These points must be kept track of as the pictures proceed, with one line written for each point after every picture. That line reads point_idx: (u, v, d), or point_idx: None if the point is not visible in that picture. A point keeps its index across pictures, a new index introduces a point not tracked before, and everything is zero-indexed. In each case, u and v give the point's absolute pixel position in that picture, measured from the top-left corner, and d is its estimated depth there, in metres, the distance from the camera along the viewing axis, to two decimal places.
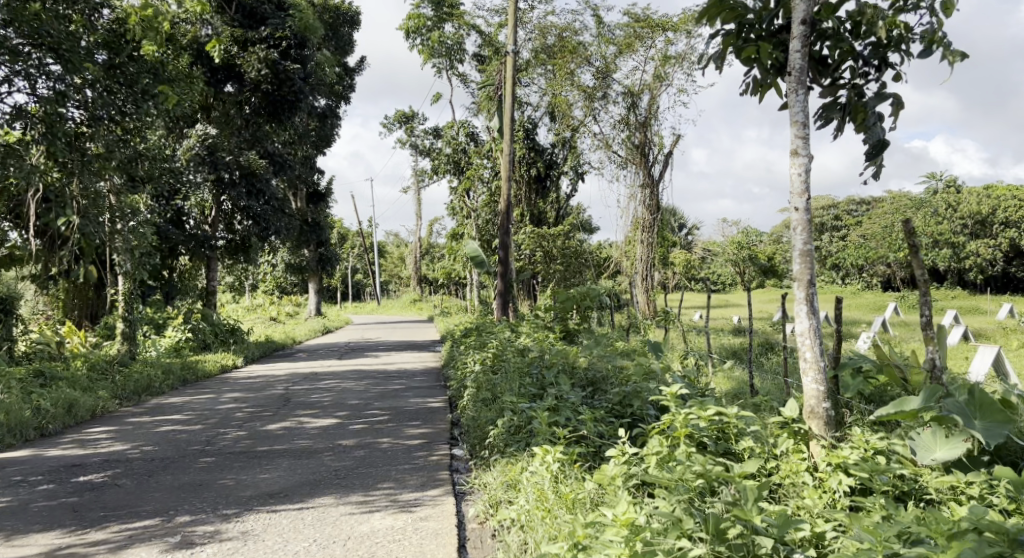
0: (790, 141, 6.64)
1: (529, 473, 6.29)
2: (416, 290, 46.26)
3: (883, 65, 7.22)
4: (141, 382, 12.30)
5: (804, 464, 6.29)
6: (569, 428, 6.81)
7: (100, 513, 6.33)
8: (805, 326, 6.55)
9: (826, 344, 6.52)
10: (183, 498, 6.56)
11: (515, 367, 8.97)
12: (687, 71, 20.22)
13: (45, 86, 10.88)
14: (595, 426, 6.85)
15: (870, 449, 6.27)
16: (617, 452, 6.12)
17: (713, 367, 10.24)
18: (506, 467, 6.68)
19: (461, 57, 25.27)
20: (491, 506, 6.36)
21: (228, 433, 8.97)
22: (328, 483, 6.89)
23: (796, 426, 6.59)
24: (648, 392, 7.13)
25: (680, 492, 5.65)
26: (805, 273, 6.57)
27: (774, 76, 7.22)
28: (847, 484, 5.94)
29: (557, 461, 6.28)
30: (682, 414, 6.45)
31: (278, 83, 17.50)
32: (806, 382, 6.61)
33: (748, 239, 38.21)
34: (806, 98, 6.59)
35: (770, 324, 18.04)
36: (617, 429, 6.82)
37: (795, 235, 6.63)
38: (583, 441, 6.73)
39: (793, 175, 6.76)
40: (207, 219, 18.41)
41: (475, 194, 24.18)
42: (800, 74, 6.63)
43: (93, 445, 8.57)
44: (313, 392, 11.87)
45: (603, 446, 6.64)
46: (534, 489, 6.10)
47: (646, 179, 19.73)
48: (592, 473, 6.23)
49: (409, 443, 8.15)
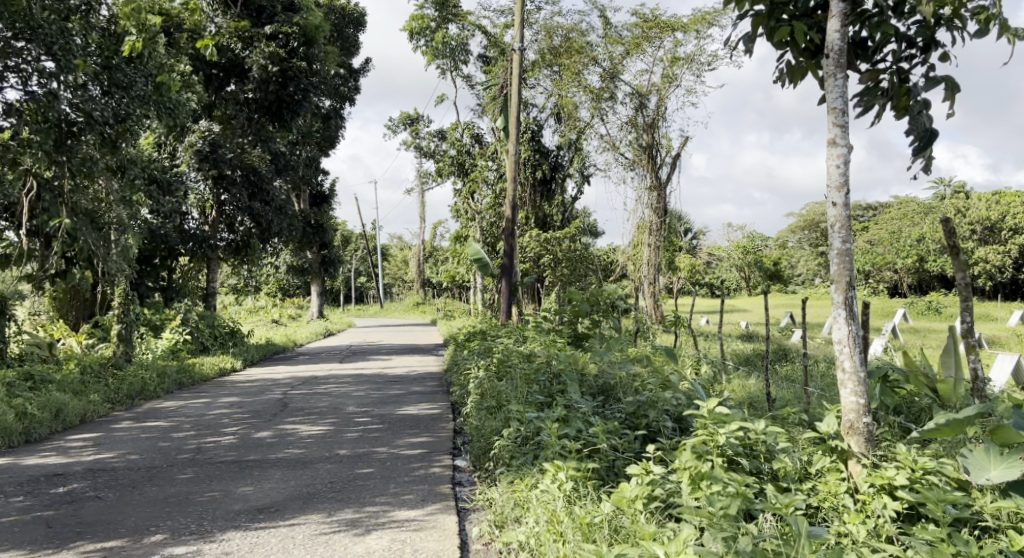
0: (827, 132, 6.22)
1: (540, 493, 5.91)
2: (419, 293, 45.92)
3: (929, 47, 6.80)
4: (135, 386, 11.96)
5: (842, 485, 5.88)
6: (582, 441, 6.42)
7: (75, 529, 5.96)
8: (844, 333, 6.11)
9: (866, 352, 6.10)
10: (166, 513, 6.19)
11: (521, 374, 8.56)
12: (696, 72, 19.87)
13: (38, 84, 10.47)
14: (610, 439, 6.46)
15: (919, 470, 5.80)
16: (638, 471, 5.75)
17: (726, 375, 9.87)
18: (513, 483, 6.29)
19: (466, 59, 24.91)
20: (498, 526, 5.97)
21: (219, 441, 8.60)
22: (322, 497, 6.51)
23: (834, 444, 6.14)
24: (667, 405, 6.74)
25: (711, 518, 5.29)
26: (843, 275, 6.15)
27: (807, 62, 6.82)
28: (893, 510, 5.57)
29: (570, 479, 5.95)
30: (711, 430, 6.07)
31: (284, 81, 17.14)
32: (844, 395, 6.17)
33: (754, 244, 37.85)
34: (845, 84, 6.19)
35: (780, 330, 17.69)
36: (632, 443, 6.40)
37: (833, 233, 6.20)
38: (596, 456, 6.33)
39: (830, 167, 6.36)
40: (208, 220, 18.02)
41: (479, 197, 23.84)
42: (840, 57, 6.22)
43: (77, 454, 8.21)
44: (311, 397, 11.51)
45: (618, 461, 6.26)
46: (546, 510, 5.73)
47: (653, 182, 19.39)
48: (608, 494, 5.88)
49: (408, 453, 7.78)
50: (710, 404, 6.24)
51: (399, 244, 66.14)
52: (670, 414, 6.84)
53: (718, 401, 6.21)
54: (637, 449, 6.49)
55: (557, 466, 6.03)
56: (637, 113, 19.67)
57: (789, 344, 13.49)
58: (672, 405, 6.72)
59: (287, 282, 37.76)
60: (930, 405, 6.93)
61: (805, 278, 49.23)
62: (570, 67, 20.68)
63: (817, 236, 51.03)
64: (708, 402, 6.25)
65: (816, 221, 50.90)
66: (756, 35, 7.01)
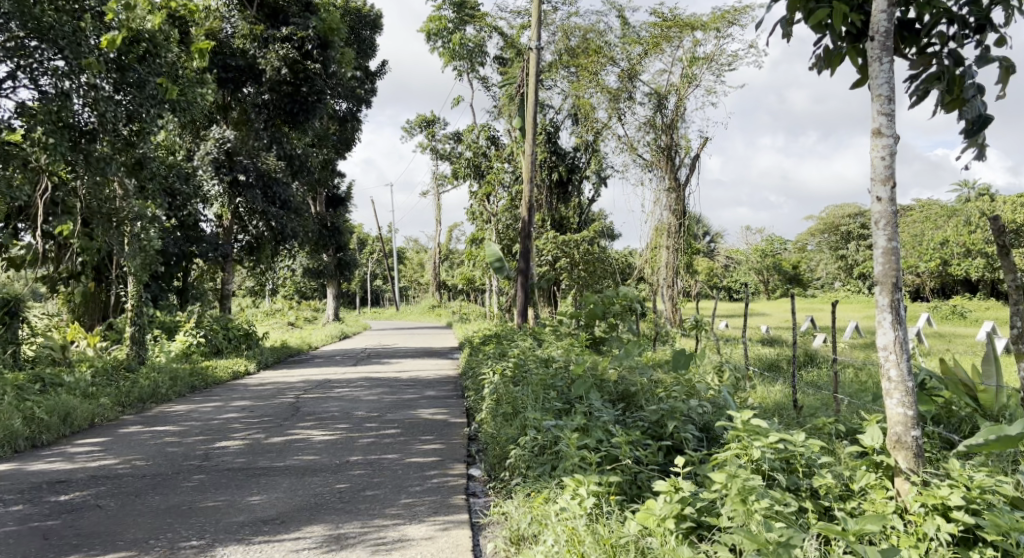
0: (872, 121, 5.90)
1: (559, 509, 5.67)
2: (435, 296, 45.66)
3: (982, 29, 6.51)
4: (146, 389, 11.76)
5: (889, 504, 5.61)
6: (604, 452, 6.14)
7: (72, 541, 5.73)
8: (890, 338, 5.79)
9: (913, 359, 5.78)
10: (167, 524, 5.94)
11: (538, 379, 8.29)
12: (716, 72, 19.55)
13: (48, 83, 10.25)
14: (632, 449, 6.19)
15: (974, 489, 5.48)
16: (666, 487, 5.50)
17: (749, 381, 9.55)
18: (530, 497, 6.04)
19: (482, 60, 24.67)
20: (514, 542, 5.72)
21: (227, 447, 8.38)
22: (330, 508, 6.26)
23: (879, 458, 5.84)
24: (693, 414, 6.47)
25: (747, 541, 5.05)
26: (889, 276, 5.82)
27: (848, 48, 6.54)
28: (947, 532, 5.32)
29: (592, 494, 5.69)
30: (747, 442, 5.81)
31: (298, 84, 16.87)
32: (889, 405, 5.85)
33: (773, 248, 37.43)
34: (891, 68, 5.88)
35: (803, 335, 17.32)
36: (656, 455, 6.12)
37: (877, 231, 5.89)
38: (618, 468, 6.05)
39: (873, 160, 6.05)
40: (221, 222, 17.87)
41: (495, 199, 23.59)
42: (886, 39, 5.91)
43: (82, 460, 7.98)
44: (324, 401, 11.29)
45: (641, 473, 6.00)
46: (566, 527, 5.48)
47: (672, 183, 19.08)
48: (633, 512, 5.62)
49: (420, 461, 7.53)
50: (745, 415, 5.96)
51: (415, 248, 65.93)
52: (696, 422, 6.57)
53: (753, 412, 5.95)
54: (664, 462, 6.22)
55: (578, 481, 5.78)
56: (656, 114, 19.35)
57: (813, 349, 13.15)
58: (700, 415, 6.45)
59: (303, 284, 37.66)
60: (969, 414, 6.66)
61: (824, 282, 48.73)
62: (588, 68, 20.35)
63: (836, 239, 50.47)
64: (742, 412, 5.97)
65: (836, 224, 50.30)
66: (793, 21, 6.73)
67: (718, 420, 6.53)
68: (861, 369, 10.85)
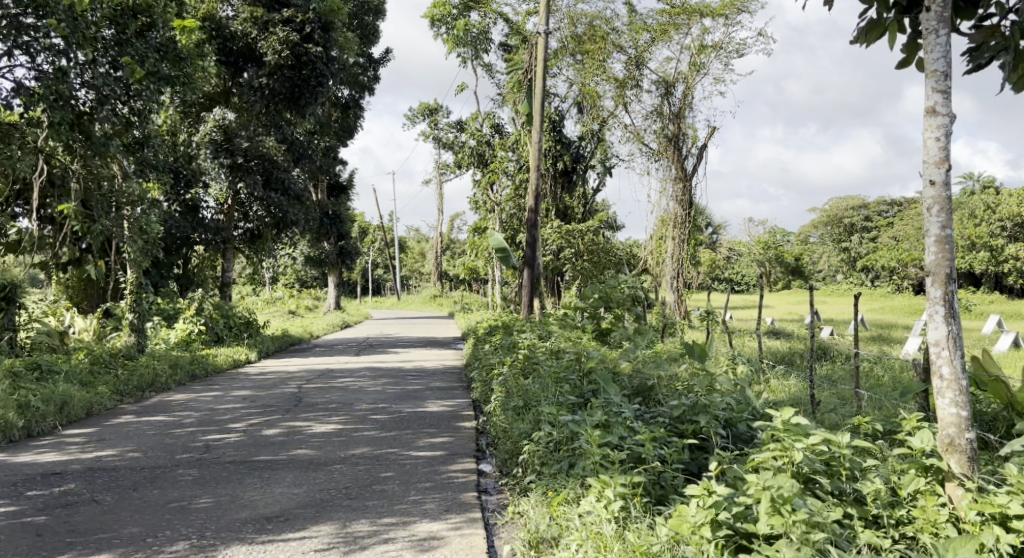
0: (927, 98, 5.64)
1: (584, 512, 5.45)
2: (436, 285, 45.45)
3: None
4: (145, 378, 11.55)
5: (942, 513, 5.37)
6: (626, 451, 5.92)
7: (65, 539, 5.50)
8: (942, 334, 5.59)
9: (967, 356, 5.57)
10: (165, 521, 5.72)
11: (550, 372, 8.08)
12: (724, 60, 19.27)
13: (45, 61, 10.01)
14: (656, 447, 5.96)
15: None
16: (699, 490, 5.25)
17: (764, 375, 9.32)
18: (549, 497, 5.84)
19: (487, 48, 24.39)
20: (533, 545, 5.50)
21: (227, 438, 8.15)
22: (336, 505, 6.04)
23: (929, 460, 5.64)
24: (720, 410, 6.24)
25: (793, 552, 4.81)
26: (943, 266, 5.60)
27: (900, 22, 6.29)
28: (1009, 544, 5.05)
29: (618, 496, 5.47)
30: (790, 442, 5.52)
31: (299, 67, 16.56)
32: (941, 404, 5.66)
33: (775, 240, 37.21)
34: (947, 42, 5.63)
35: (808, 329, 17.09)
36: (682, 453, 5.89)
37: (931, 218, 5.65)
38: (641, 467, 5.84)
39: (926, 140, 5.80)
40: (223, 208, 17.65)
41: (498, 188, 23.33)
42: (943, 10, 5.65)
43: (78, 451, 7.77)
44: (327, 391, 11.06)
45: (666, 473, 5.78)
46: (591, 534, 5.26)
47: (679, 173, 18.82)
48: (663, 517, 5.38)
49: (428, 455, 7.31)
50: (788, 415, 5.67)
51: (416, 237, 65.81)
52: (721, 419, 6.35)
53: (795, 412, 5.67)
54: (689, 462, 6.00)
55: (603, 483, 5.55)
56: (663, 102, 19.07)
57: (824, 343, 12.90)
58: (727, 413, 6.22)
59: (304, 272, 37.49)
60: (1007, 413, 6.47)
61: (827, 274, 48.54)
62: (594, 55, 20.10)
63: (840, 232, 50.10)
64: (784, 412, 5.69)
65: (840, 216, 49.90)
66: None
67: (744, 419, 6.30)
68: (875, 364, 10.61)
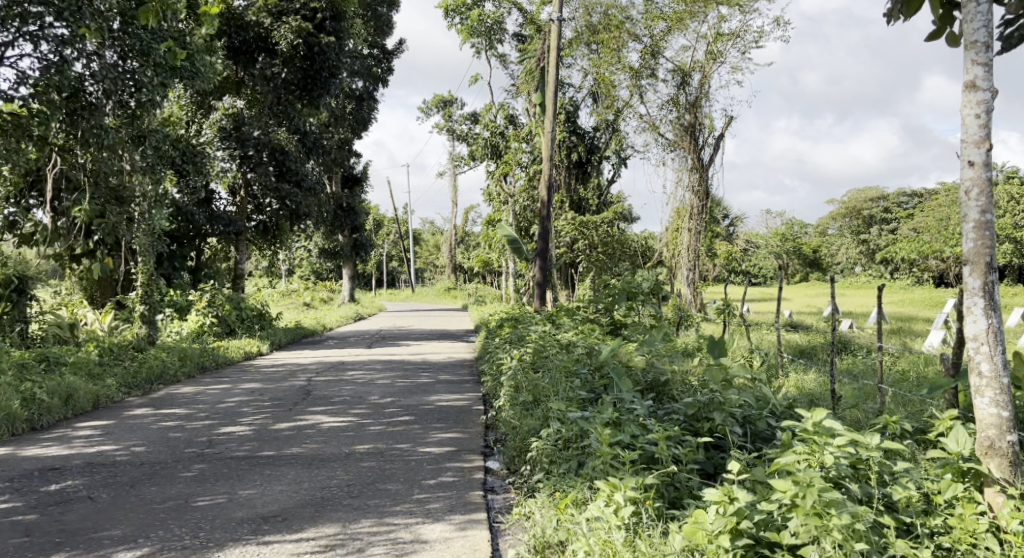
0: (967, 73, 5.39)
1: (592, 516, 5.22)
2: (451, 277, 45.24)
3: None
4: (153, 370, 11.39)
5: (981, 523, 5.14)
6: (639, 451, 5.68)
7: (56, 539, 5.32)
8: (982, 328, 5.34)
9: (1008, 351, 5.31)
10: (160, 521, 5.53)
11: (561, 366, 7.86)
12: (741, 48, 18.93)
13: (50, 50, 9.81)
14: (671, 447, 5.72)
15: None
16: (718, 497, 4.98)
17: (782, 368, 9.06)
18: (557, 499, 5.62)
19: (501, 37, 24.10)
20: (538, 549, 5.30)
21: (232, 432, 7.97)
22: (336, 505, 5.83)
23: (967, 465, 5.38)
24: (738, 409, 6.00)
25: None
26: (983, 254, 5.35)
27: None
28: None
29: (629, 500, 5.23)
30: (818, 445, 5.23)
31: (310, 58, 16.33)
32: (980, 404, 5.40)
33: (792, 232, 36.80)
34: (989, 13, 5.37)
35: (825, 321, 16.77)
36: (697, 453, 5.65)
37: (970, 202, 5.40)
38: (654, 467, 5.60)
39: (965, 117, 5.55)
40: (235, 199, 17.50)
41: (512, 179, 23.07)
42: None
43: (80, 445, 7.60)
44: (336, 384, 10.89)
45: (680, 474, 5.55)
46: (601, 542, 5.03)
47: (695, 163, 18.54)
48: (680, 525, 5.14)
49: (436, 451, 7.10)
50: (816, 417, 5.37)
51: (431, 230, 65.67)
52: (741, 416, 6.11)
53: (825, 413, 5.37)
54: (706, 463, 5.77)
55: (613, 485, 5.31)
56: (679, 91, 18.71)
57: (845, 335, 12.59)
58: (746, 411, 5.98)
59: (320, 264, 37.37)
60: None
61: (845, 267, 48.05)
62: (609, 44, 19.77)
63: (858, 224, 49.59)
64: (812, 415, 5.39)
65: (858, 207, 49.27)
66: None
67: (764, 418, 6.06)
68: (896, 358, 10.31)
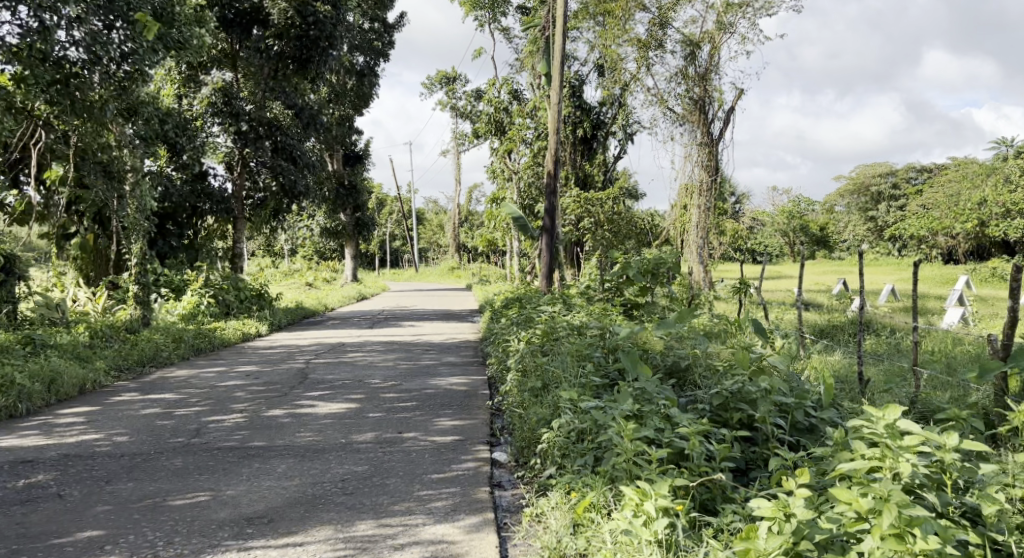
0: None
1: (620, 527, 4.80)
2: (455, 257, 44.68)
3: None
4: (146, 353, 10.93)
5: None
6: (668, 448, 5.22)
7: (14, 546, 4.92)
8: None
9: None
10: (131, 524, 5.12)
11: (573, 348, 7.40)
12: (750, 19, 18.35)
13: (29, 15, 9.23)
14: (704, 442, 5.27)
15: None
16: (771, 513, 4.62)
17: (805, 351, 8.58)
18: (577, 502, 5.18)
19: (505, 10, 23.49)
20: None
21: (225, 420, 7.53)
22: (329, 503, 5.40)
23: None
24: (776, 397, 5.54)
25: None
26: None
27: None
28: None
29: (660, 511, 4.79)
30: (891, 450, 4.77)
31: (307, 28, 15.71)
32: None
33: (801, 208, 36.21)
34: None
35: (838, 299, 16.26)
36: (729, 451, 5.20)
37: None
38: (683, 466, 5.16)
39: None
40: (231, 176, 16.97)
41: (516, 156, 22.49)
42: None
43: (60, 434, 7.16)
44: (336, 367, 10.43)
45: (711, 473, 5.11)
46: None
47: (704, 139, 17.96)
48: (720, 541, 4.72)
49: (439, 440, 6.66)
50: (890, 417, 4.92)
51: (435, 209, 65.27)
52: (778, 405, 5.66)
53: (901, 414, 4.91)
54: (739, 460, 5.35)
55: (642, 493, 4.85)
56: (688, 63, 18.04)
57: (864, 314, 12.07)
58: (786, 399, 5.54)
59: (322, 245, 36.89)
60: None
61: (852, 245, 47.53)
62: (614, 15, 19.12)
63: (866, 201, 49.01)
64: (886, 413, 4.94)
65: (866, 184, 48.70)
66: None
67: (801, 407, 5.60)
68: (922, 338, 9.81)
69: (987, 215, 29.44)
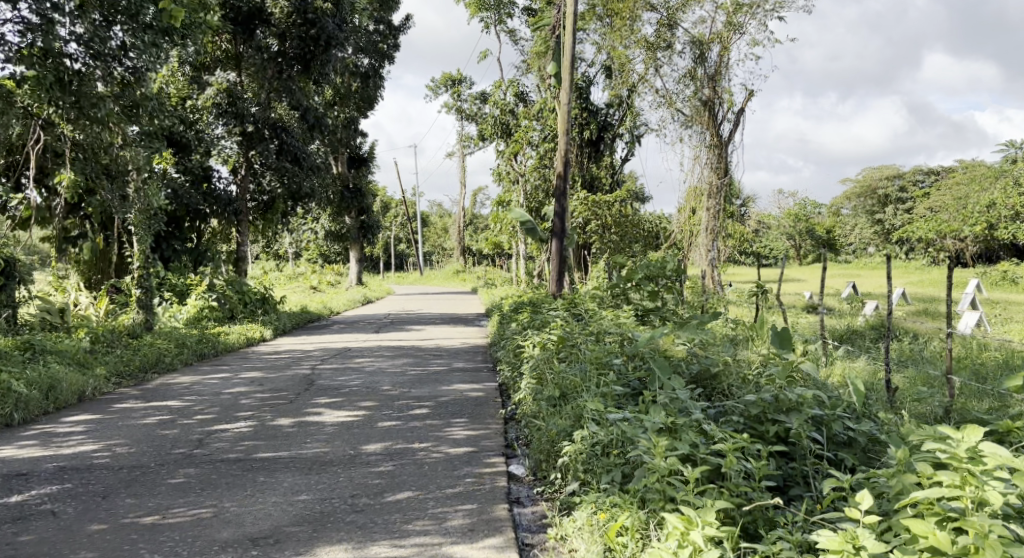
0: None
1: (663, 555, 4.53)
2: (461, 261, 44.36)
3: None
4: (148, 358, 10.66)
5: None
6: (704, 466, 4.95)
7: None
8: None
9: None
10: (128, 545, 4.88)
11: (590, 355, 7.13)
12: (760, 19, 18.08)
13: (30, 10, 8.98)
14: (743, 460, 5.02)
15: None
16: (838, 547, 4.36)
17: (826, 355, 8.30)
18: (609, 523, 4.91)
19: (510, 12, 23.23)
20: None
21: (228, 429, 7.28)
22: (338, 522, 5.14)
23: None
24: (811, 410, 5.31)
25: None
26: None
27: None
28: None
29: (706, 538, 4.52)
30: (974, 476, 4.54)
31: (307, 26, 15.67)
32: None
33: (807, 210, 35.85)
34: None
35: (851, 303, 15.98)
36: (770, 469, 4.94)
37: None
38: (722, 486, 4.90)
39: None
40: (235, 179, 16.69)
41: (523, 158, 22.22)
42: None
43: (58, 444, 6.91)
44: (343, 373, 10.18)
45: (753, 493, 4.86)
46: None
47: (713, 139, 17.65)
48: None
49: (452, 452, 6.40)
50: (971, 440, 4.74)
51: (440, 213, 64.93)
52: (814, 417, 5.44)
53: (980, 436, 4.74)
54: (779, 478, 5.13)
55: (688, 519, 4.57)
56: (697, 64, 17.75)
57: (879, 317, 11.77)
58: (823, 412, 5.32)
59: (326, 248, 36.56)
60: None
61: (858, 248, 47.20)
62: (621, 15, 18.84)
63: (873, 203, 48.69)
64: (967, 435, 4.76)
65: (873, 186, 48.35)
66: None
67: (838, 420, 5.37)
68: (944, 344, 9.52)
69: (996, 218, 29.09)
